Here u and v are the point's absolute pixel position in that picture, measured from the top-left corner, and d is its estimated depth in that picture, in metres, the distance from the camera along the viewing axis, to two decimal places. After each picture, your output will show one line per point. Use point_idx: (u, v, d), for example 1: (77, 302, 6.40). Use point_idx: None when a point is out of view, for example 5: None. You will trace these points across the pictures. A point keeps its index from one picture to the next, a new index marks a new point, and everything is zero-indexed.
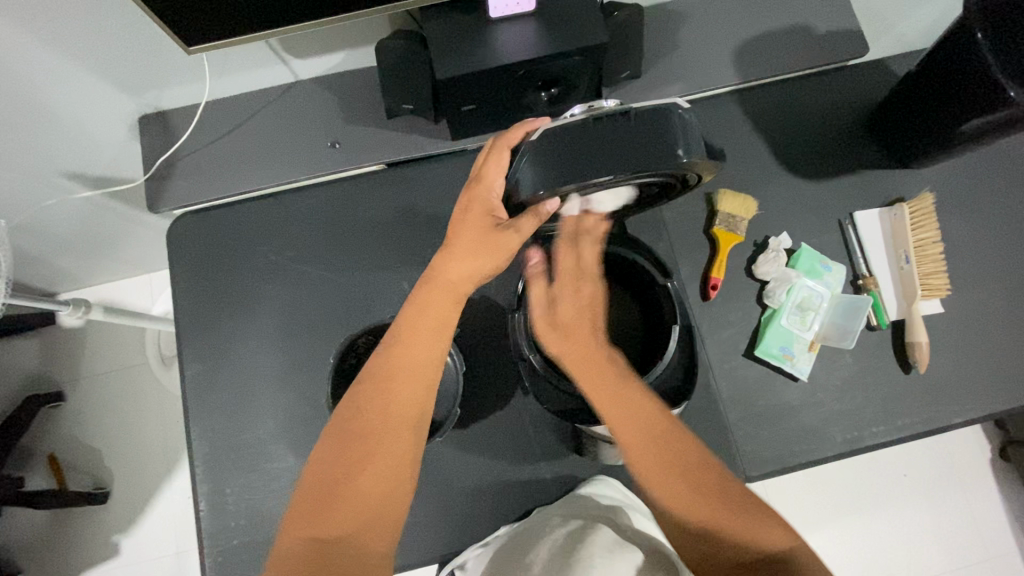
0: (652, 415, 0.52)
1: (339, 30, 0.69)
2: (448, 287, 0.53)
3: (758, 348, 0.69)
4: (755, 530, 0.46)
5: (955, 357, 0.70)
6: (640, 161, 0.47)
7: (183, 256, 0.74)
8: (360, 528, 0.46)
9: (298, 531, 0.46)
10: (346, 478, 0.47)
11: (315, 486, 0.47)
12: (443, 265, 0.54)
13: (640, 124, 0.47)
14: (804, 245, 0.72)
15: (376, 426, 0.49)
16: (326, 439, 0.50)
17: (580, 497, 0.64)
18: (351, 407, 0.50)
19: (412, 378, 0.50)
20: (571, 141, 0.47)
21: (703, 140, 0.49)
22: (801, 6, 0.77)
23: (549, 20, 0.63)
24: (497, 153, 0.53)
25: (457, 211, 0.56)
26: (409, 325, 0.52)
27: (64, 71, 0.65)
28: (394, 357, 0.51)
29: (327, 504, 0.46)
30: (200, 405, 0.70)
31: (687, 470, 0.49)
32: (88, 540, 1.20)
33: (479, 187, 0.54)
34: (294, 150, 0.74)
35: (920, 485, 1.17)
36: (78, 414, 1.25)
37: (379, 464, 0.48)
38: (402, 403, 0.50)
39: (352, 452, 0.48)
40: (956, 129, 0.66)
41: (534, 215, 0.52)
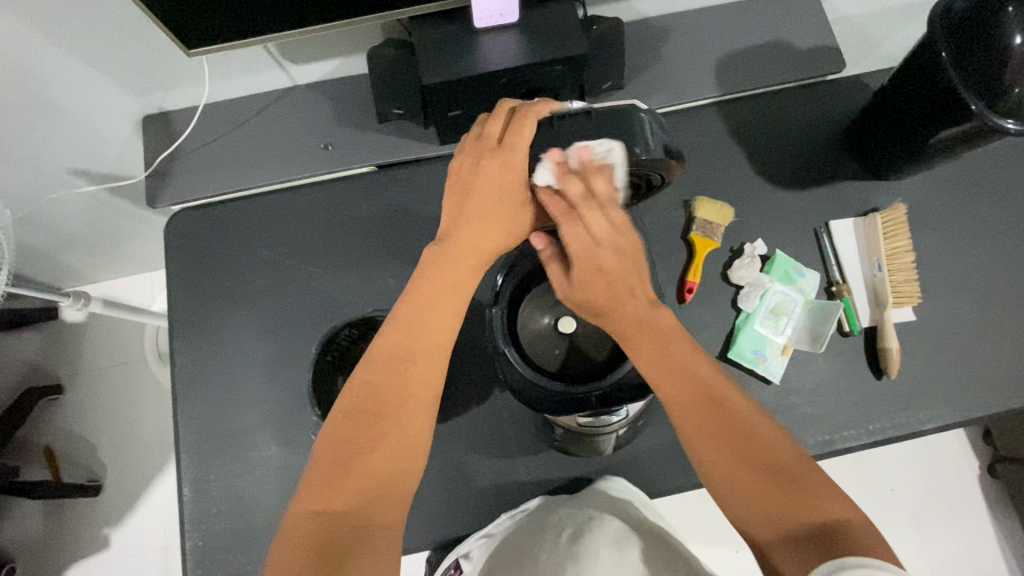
0: (693, 369, 0.51)
1: (333, 38, 0.72)
2: (469, 253, 0.55)
3: (732, 350, 0.71)
4: (809, 496, 0.44)
5: (926, 363, 0.71)
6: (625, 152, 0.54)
7: (178, 249, 0.77)
8: (372, 503, 0.46)
9: (307, 506, 0.45)
10: (358, 454, 0.47)
11: (322, 464, 0.47)
12: (469, 236, 0.56)
13: (604, 123, 0.54)
14: (779, 252, 0.74)
15: (397, 396, 0.49)
16: (336, 415, 0.49)
17: (574, 493, 0.68)
18: (370, 376, 0.50)
19: (432, 353, 0.52)
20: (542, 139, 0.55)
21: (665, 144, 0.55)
22: (781, 23, 0.80)
23: (532, 31, 0.66)
24: (527, 122, 0.55)
25: (480, 173, 0.56)
26: (432, 291, 0.53)
27: (72, 69, 0.68)
28: (417, 325, 0.52)
29: (341, 476, 0.46)
30: (189, 393, 0.72)
31: (733, 427, 0.48)
32: (79, 533, 1.22)
33: (512, 153, 0.55)
34: (290, 151, 0.77)
35: (906, 498, 1.17)
36: (76, 406, 1.28)
37: (397, 436, 0.48)
38: (426, 372, 0.51)
39: (365, 428, 0.48)
40: (927, 141, 0.67)
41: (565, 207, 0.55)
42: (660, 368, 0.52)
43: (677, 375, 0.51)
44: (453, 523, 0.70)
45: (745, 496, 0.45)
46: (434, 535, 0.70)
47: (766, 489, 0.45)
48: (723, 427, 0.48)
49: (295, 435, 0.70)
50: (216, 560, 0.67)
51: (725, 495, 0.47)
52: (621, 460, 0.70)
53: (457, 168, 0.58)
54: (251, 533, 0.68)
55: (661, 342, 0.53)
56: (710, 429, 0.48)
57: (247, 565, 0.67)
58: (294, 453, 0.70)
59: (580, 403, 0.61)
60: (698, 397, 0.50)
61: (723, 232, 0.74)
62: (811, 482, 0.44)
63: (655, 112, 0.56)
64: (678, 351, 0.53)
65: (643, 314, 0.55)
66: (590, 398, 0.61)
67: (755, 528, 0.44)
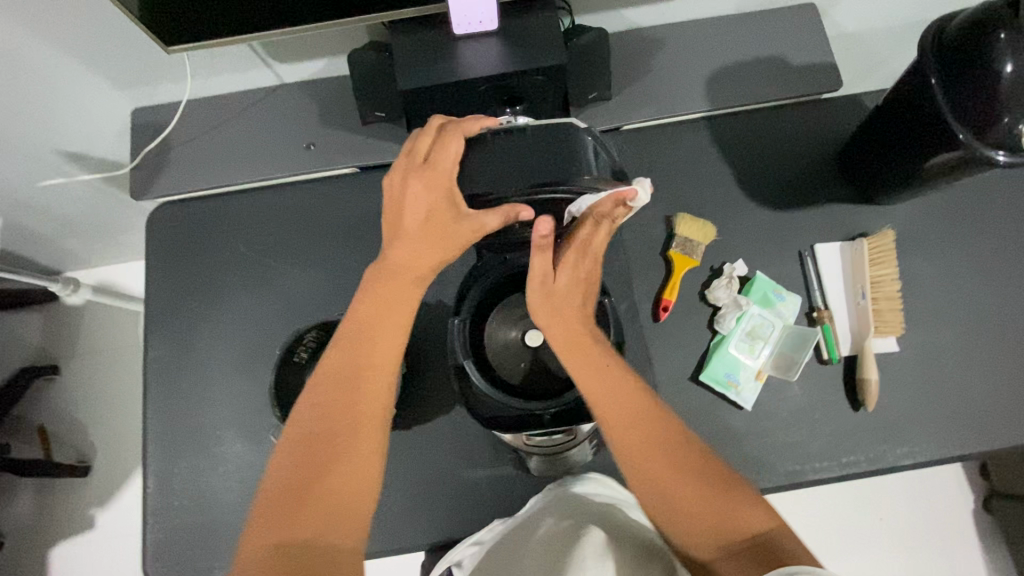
0: (635, 397, 0.52)
1: (318, 38, 0.72)
2: (406, 272, 0.53)
3: (704, 373, 0.69)
4: (738, 513, 0.46)
5: (905, 397, 0.69)
6: (561, 168, 0.52)
7: (159, 243, 0.78)
8: (330, 529, 0.45)
9: (265, 537, 0.44)
10: (311, 480, 0.46)
11: (275, 495, 0.46)
12: (405, 256, 0.53)
13: (544, 142, 0.53)
14: (759, 274, 0.73)
15: (345, 422, 0.49)
16: (287, 445, 0.48)
17: (563, 492, 0.63)
18: (317, 406, 0.49)
19: (378, 371, 0.51)
20: (482, 154, 0.53)
21: (613, 167, 0.54)
22: (778, 38, 0.77)
23: (513, 40, 0.65)
24: (451, 139, 0.52)
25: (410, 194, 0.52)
26: (371, 318, 0.53)
27: (57, 60, 0.69)
28: (360, 352, 0.51)
29: (295, 506, 0.45)
30: (160, 386, 0.73)
31: (674, 456, 0.49)
32: (67, 512, 1.25)
33: (437, 171, 0.52)
34: (272, 149, 0.77)
35: (896, 528, 1.14)
36: (70, 388, 1.30)
37: (348, 461, 0.47)
38: (370, 397, 0.50)
39: (316, 454, 0.47)
40: (922, 165, 0.65)
41: (500, 213, 0.51)
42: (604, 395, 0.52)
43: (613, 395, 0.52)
44: (411, 532, 0.69)
45: (674, 512, 0.47)
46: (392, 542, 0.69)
47: (696, 502, 0.47)
48: (659, 441, 0.50)
49: (260, 434, 0.71)
50: (175, 554, 0.68)
51: (655, 510, 0.48)
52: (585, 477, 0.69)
53: (387, 190, 0.54)
54: (211, 529, 0.68)
55: (605, 369, 0.53)
56: (655, 459, 0.49)
57: (204, 561, 0.67)
58: (258, 452, 0.70)
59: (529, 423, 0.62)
60: (642, 425, 0.50)
61: (703, 250, 0.73)
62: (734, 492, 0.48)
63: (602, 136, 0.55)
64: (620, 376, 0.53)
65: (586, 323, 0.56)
66: (544, 417, 0.61)
67: (701, 555, 0.46)
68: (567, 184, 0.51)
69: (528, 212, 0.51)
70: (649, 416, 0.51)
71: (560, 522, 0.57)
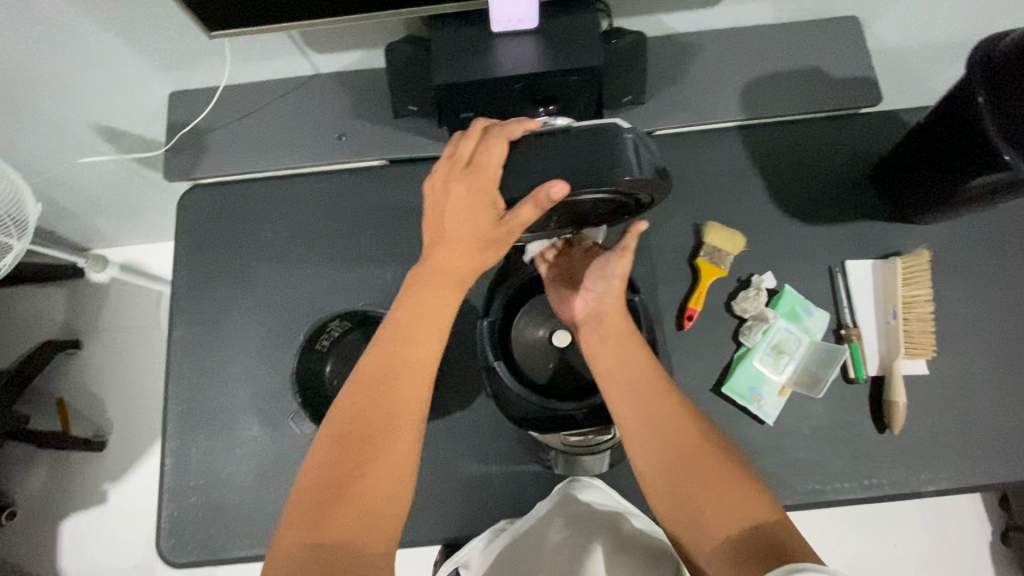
0: (650, 390, 0.53)
1: (354, 29, 0.72)
2: (450, 275, 0.53)
3: (726, 385, 0.68)
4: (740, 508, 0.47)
5: (933, 421, 0.68)
6: (603, 169, 0.50)
7: (187, 225, 0.78)
8: (364, 534, 0.46)
9: (299, 537, 0.45)
10: (347, 482, 0.47)
11: (308, 494, 0.47)
12: (446, 262, 0.53)
13: (585, 144, 0.51)
14: (787, 288, 0.71)
15: (381, 427, 0.49)
16: (323, 443, 0.49)
17: (568, 498, 0.61)
18: (353, 406, 0.50)
19: (413, 375, 0.51)
20: (522, 157, 0.52)
21: (655, 164, 0.52)
22: (818, 49, 0.76)
23: (551, 39, 0.65)
24: (495, 145, 0.50)
25: (454, 199, 0.51)
26: (410, 321, 0.52)
27: (98, 38, 0.70)
28: (397, 354, 0.51)
29: (330, 507, 0.46)
30: (182, 366, 0.74)
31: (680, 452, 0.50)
32: (81, 485, 1.27)
33: (478, 175, 0.51)
34: (305, 138, 0.78)
35: (910, 556, 1.11)
36: (90, 363, 1.33)
37: (385, 467, 0.48)
38: (407, 403, 0.50)
39: (352, 457, 0.48)
40: (961, 185, 0.64)
41: (534, 203, 0.48)
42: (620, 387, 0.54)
43: (637, 382, 0.54)
44: (422, 527, 0.69)
45: (676, 500, 0.49)
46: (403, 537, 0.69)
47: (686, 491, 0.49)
48: (672, 433, 0.51)
49: (278, 419, 0.71)
50: (188, 533, 0.68)
51: (658, 497, 0.50)
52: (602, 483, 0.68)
53: (429, 194, 0.53)
54: (225, 510, 0.69)
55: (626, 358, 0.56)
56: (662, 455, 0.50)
57: (216, 542, 0.68)
58: (275, 437, 0.70)
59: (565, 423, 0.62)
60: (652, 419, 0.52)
61: (731, 260, 0.72)
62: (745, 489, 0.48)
63: (644, 134, 0.53)
64: (636, 368, 0.55)
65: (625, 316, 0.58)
66: (576, 416, 0.61)
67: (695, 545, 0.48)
68: (604, 185, 0.50)
69: (559, 189, 0.47)
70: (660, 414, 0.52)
71: (565, 533, 0.55)
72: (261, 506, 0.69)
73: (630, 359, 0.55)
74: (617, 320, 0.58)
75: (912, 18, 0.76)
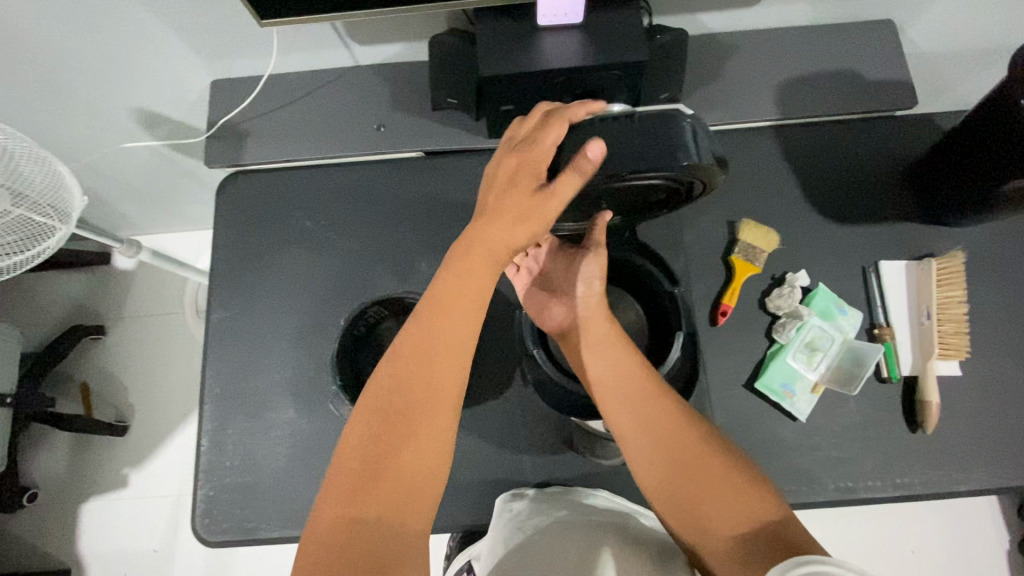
0: (649, 401, 0.54)
1: (397, 21, 0.73)
2: (492, 253, 0.54)
3: (759, 380, 0.69)
4: (743, 507, 0.48)
5: (966, 423, 0.68)
6: (662, 153, 0.51)
7: (226, 211, 0.79)
8: (400, 508, 0.47)
9: (337, 509, 0.46)
10: (385, 456, 0.48)
11: (348, 467, 0.48)
12: (489, 240, 0.53)
13: (647, 128, 0.52)
14: (821, 286, 0.72)
15: (420, 403, 0.50)
16: (360, 416, 0.50)
17: (580, 501, 0.63)
18: (392, 381, 0.50)
19: (451, 352, 0.52)
20: (583, 139, 0.53)
21: (712, 150, 0.53)
22: (856, 51, 0.76)
23: (594, 34, 0.66)
24: (554, 124, 0.53)
25: (506, 177, 0.54)
26: (450, 298, 0.53)
27: (147, 24, 0.71)
28: (436, 330, 0.52)
29: (367, 481, 0.47)
30: (219, 348, 0.75)
31: (682, 461, 0.52)
32: (101, 469, 1.28)
33: (532, 152, 0.53)
34: (342, 128, 0.79)
35: (930, 564, 1.10)
36: (114, 349, 1.34)
37: (423, 442, 0.49)
38: (444, 380, 0.51)
39: (390, 431, 0.48)
40: (998, 188, 0.64)
41: (577, 177, 0.50)
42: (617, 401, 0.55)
43: (624, 390, 0.55)
44: (452, 513, 0.69)
45: (673, 495, 0.51)
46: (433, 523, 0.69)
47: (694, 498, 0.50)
48: (665, 436, 0.53)
49: (313, 403, 0.72)
50: (223, 512, 0.69)
51: (667, 508, 0.52)
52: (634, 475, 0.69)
53: (487, 175, 0.57)
54: (259, 492, 0.69)
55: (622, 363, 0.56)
56: (666, 465, 0.52)
57: (249, 523, 0.69)
58: (310, 421, 0.71)
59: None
60: (653, 433, 0.53)
61: (766, 257, 0.72)
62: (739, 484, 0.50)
63: (702, 117, 0.54)
64: (631, 378, 0.55)
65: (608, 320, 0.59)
66: None
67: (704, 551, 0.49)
68: (666, 168, 0.51)
69: (598, 150, 0.49)
70: (661, 425, 0.53)
71: (575, 526, 0.56)
72: (294, 488, 0.69)
73: (625, 369, 0.56)
74: (601, 327, 0.58)
75: (950, 22, 0.76)
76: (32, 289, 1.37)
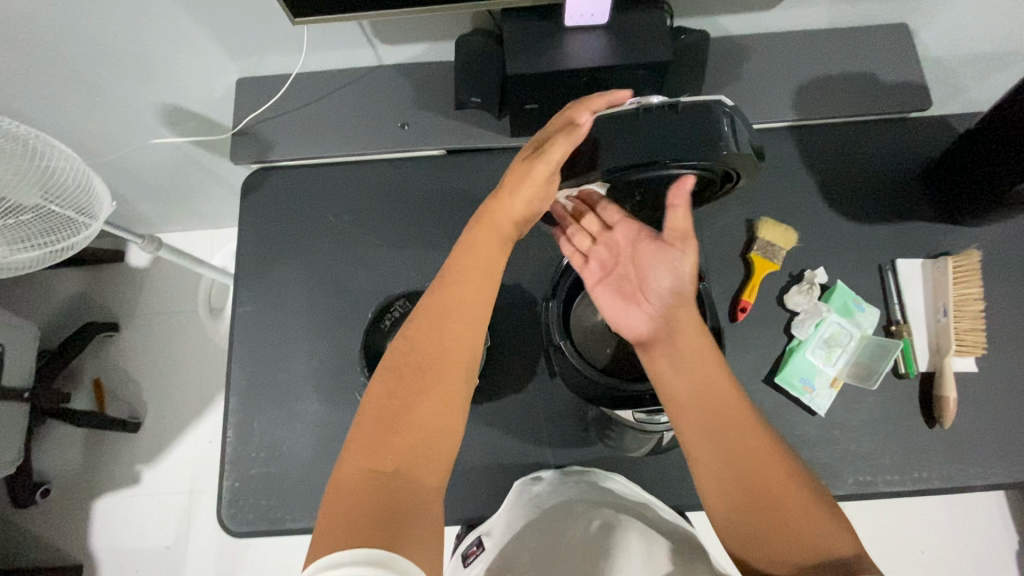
0: (732, 411, 0.50)
1: (424, 21, 0.74)
2: (497, 225, 0.57)
3: (779, 375, 0.70)
4: (820, 530, 0.44)
5: (982, 418, 0.69)
6: (702, 144, 0.53)
7: (252, 206, 0.81)
8: (414, 464, 0.47)
9: (357, 463, 0.47)
10: (402, 413, 0.49)
11: (368, 423, 0.49)
12: (494, 211, 0.57)
13: (687, 119, 0.53)
14: (839, 283, 0.73)
15: (434, 362, 0.51)
16: (381, 375, 0.51)
17: (597, 486, 0.63)
18: (408, 342, 0.52)
19: (464, 317, 0.53)
20: (626, 130, 0.54)
21: (750, 142, 0.55)
22: (873, 53, 0.78)
23: (619, 34, 0.67)
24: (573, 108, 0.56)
25: (520, 156, 0.58)
26: (460, 266, 0.55)
27: (178, 21, 0.72)
28: (449, 294, 0.54)
29: (386, 437, 0.48)
30: (245, 341, 0.76)
31: (759, 480, 0.47)
32: (114, 465, 1.28)
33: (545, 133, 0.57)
34: (367, 125, 0.80)
35: (940, 564, 1.10)
36: (127, 346, 1.35)
37: (437, 399, 0.50)
38: (456, 342, 0.52)
39: (407, 388, 0.50)
40: (1011, 188, 0.65)
41: (566, 141, 0.53)
42: (701, 410, 0.51)
43: (713, 409, 0.51)
44: (476, 505, 0.70)
45: (753, 516, 0.47)
46: (457, 515, 0.70)
47: (768, 518, 0.46)
48: (746, 454, 0.48)
49: (338, 396, 0.73)
50: (248, 503, 0.70)
51: (731, 523, 0.48)
52: (656, 468, 0.70)
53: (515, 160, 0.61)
54: (284, 483, 0.70)
55: (706, 368, 0.52)
56: (741, 481, 0.48)
57: (275, 513, 0.69)
58: (336, 413, 0.72)
59: (632, 399, 0.62)
60: (735, 446, 0.49)
61: (784, 255, 0.73)
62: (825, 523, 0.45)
63: (739, 110, 0.55)
64: (717, 385, 0.52)
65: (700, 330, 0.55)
66: (645, 396, 0.61)
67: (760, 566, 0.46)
68: (707, 158, 0.53)
69: (587, 119, 0.53)
70: (743, 440, 0.49)
71: (597, 511, 0.57)
72: (320, 479, 0.70)
73: (710, 376, 0.52)
74: (696, 338, 0.54)
75: (964, 27, 0.78)
76: (45, 286, 1.38)
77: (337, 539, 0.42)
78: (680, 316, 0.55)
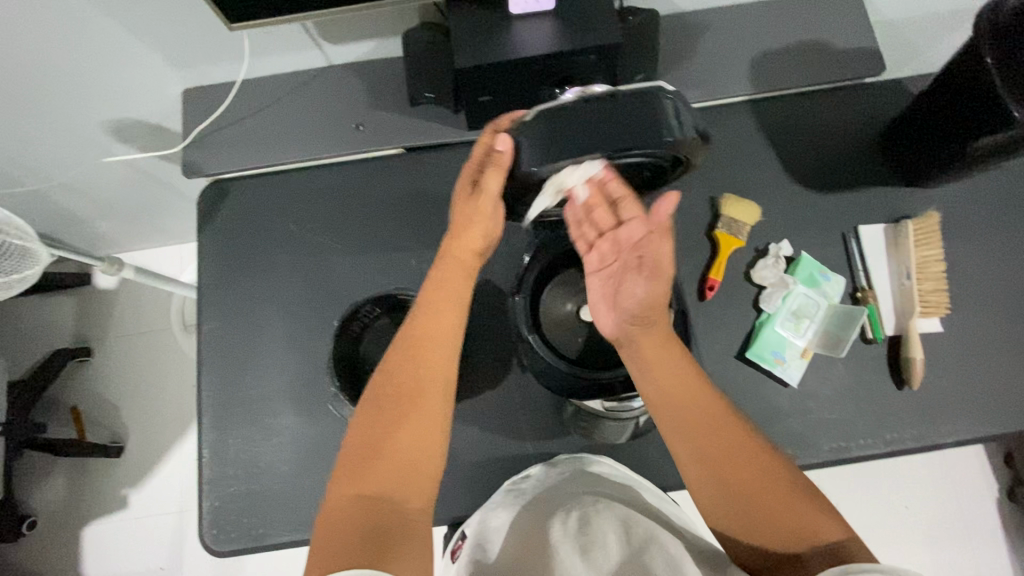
0: (710, 423, 0.51)
1: (368, 18, 0.72)
2: (459, 261, 0.60)
3: (751, 350, 0.70)
4: (814, 522, 0.45)
5: (950, 376, 0.71)
6: (646, 133, 0.52)
7: (209, 220, 0.79)
8: (400, 484, 0.49)
9: (345, 490, 0.48)
10: (383, 439, 0.50)
11: (355, 451, 0.50)
12: (452, 249, 0.60)
13: (631, 107, 0.52)
14: (805, 254, 0.74)
15: (411, 391, 0.53)
16: (367, 403, 0.53)
17: (581, 472, 0.64)
18: (386, 374, 0.54)
19: (438, 345, 0.55)
20: (570, 123, 0.52)
21: (697, 125, 0.54)
22: (825, 20, 0.77)
23: (567, 19, 0.66)
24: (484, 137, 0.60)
25: (461, 193, 0.62)
26: (430, 302, 0.58)
27: (110, 33, 0.69)
28: (422, 326, 0.56)
29: (370, 463, 0.49)
30: (213, 359, 0.74)
31: (743, 484, 0.48)
32: (99, 491, 1.26)
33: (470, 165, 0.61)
34: (320, 128, 0.78)
35: (920, 514, 1.13)
36: (102, 369, 1.32)
37: (414, 423, 0.51)
38: (431, 371, 0.54)
39: (389, 415, 0.52)
40: (967, 147, 0.66)
41: (498, 169, 0.56)
42: (675, 421, 0.52)
43: (687, 410, 0.52)
44: (459, 504, 0.70)
45: (729, 500, 0.48)
46: (441, 514, 0.70)
47: (760, 513, 0.47)
48: (721, 458, 0.49)
49: (313, 407, 0.72)
50: (230, 521, 0.69)
51: (726, 518, 0.48)
52: (634, 452, 0.70)
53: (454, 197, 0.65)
54: (265, 498, 0.69)
55: (679, 376, 0.53)
56: (725, 486, 0.49)
57: (257, 529, 0.69)
58: (312, 424, 0.71)
59: (603, 388, 0.63)
60: (722, 449, 0.50)
61: (748, 230, 0.73)
62: (797, 499, 0.47)
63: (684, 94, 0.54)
64: (700, 398, 0.52)
65: (669, 344, 0.55)
66: (617, 385, 0.63)
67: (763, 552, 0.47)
68: (654, 147, 0.52)
69: (504, 139, 0.55)
70: (722, 446, 0.50)
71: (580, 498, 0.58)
72: (300, 491, 0.70)
73: (685, 388, 0.52)
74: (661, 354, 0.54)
75: None
76: (11, 316, 1.34)
77: (325, 559, 0.43)
78: (654, 329, 0.55)
